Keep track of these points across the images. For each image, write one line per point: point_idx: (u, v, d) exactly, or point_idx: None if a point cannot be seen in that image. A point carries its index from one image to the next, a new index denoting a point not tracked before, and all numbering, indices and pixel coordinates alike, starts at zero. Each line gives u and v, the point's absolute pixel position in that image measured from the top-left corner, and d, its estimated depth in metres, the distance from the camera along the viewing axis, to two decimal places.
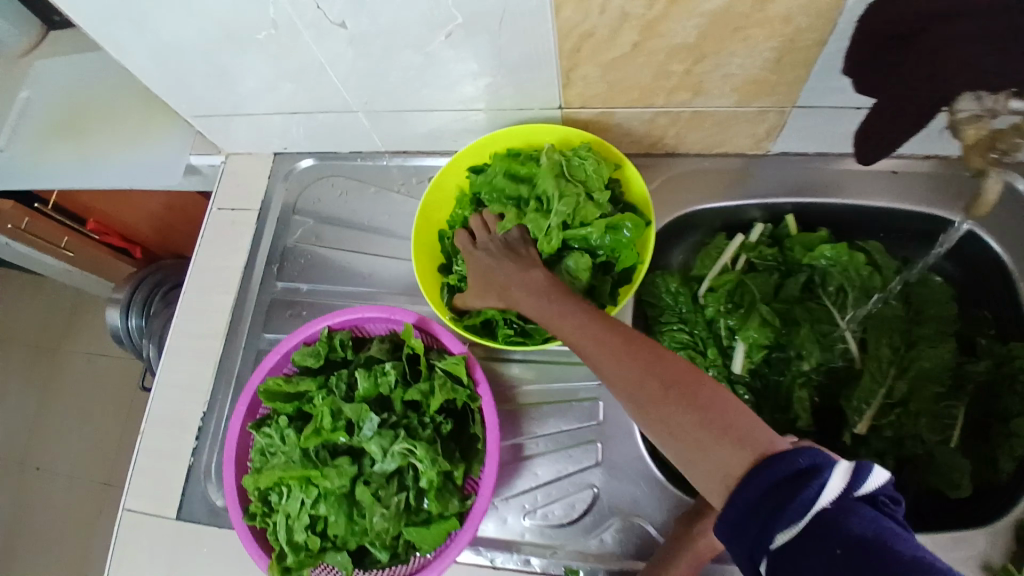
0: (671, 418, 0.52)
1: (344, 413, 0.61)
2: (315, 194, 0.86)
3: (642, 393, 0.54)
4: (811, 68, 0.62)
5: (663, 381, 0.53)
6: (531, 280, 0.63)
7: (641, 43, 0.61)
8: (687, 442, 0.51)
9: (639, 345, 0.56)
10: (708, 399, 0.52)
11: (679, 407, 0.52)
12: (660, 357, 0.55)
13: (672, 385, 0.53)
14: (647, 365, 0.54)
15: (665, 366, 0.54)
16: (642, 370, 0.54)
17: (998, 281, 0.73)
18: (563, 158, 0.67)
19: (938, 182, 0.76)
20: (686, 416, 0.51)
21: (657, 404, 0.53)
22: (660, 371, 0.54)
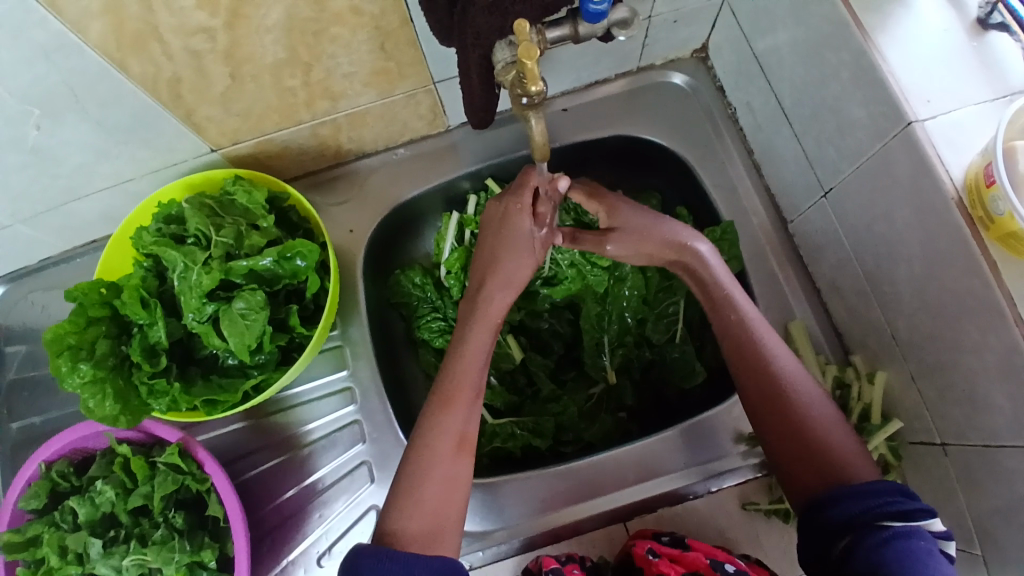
0: (768, 391, 0.58)
1: (69, 546, 0.60)
2: (21, 317, 0.80)
3: (744, 359, 0.60)
4: (417, 44, 0.63)
5: (755, 385, 0.59)
6: (481, 325, 0.62)
7: (236, 72, 0.59)
8: (776, 448, 0.57)
9: (739, 335, 0.61)
10: (803, 404, 0.57)
11: (778, 424, 0.57)
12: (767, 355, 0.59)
13: (750, 378, 0.60)
14: (738, 342, 0.61)
15: (772, 375, 0.59)
16: (743, 350, 0.60)
17: (682, 175, 0.80)
18: (210, 199, 0.61)
19: (612, 102, 0.80)
20: (784, 422, 0.57)
21: (765, 420, 0.58)
22: (761, 386, 0.59)
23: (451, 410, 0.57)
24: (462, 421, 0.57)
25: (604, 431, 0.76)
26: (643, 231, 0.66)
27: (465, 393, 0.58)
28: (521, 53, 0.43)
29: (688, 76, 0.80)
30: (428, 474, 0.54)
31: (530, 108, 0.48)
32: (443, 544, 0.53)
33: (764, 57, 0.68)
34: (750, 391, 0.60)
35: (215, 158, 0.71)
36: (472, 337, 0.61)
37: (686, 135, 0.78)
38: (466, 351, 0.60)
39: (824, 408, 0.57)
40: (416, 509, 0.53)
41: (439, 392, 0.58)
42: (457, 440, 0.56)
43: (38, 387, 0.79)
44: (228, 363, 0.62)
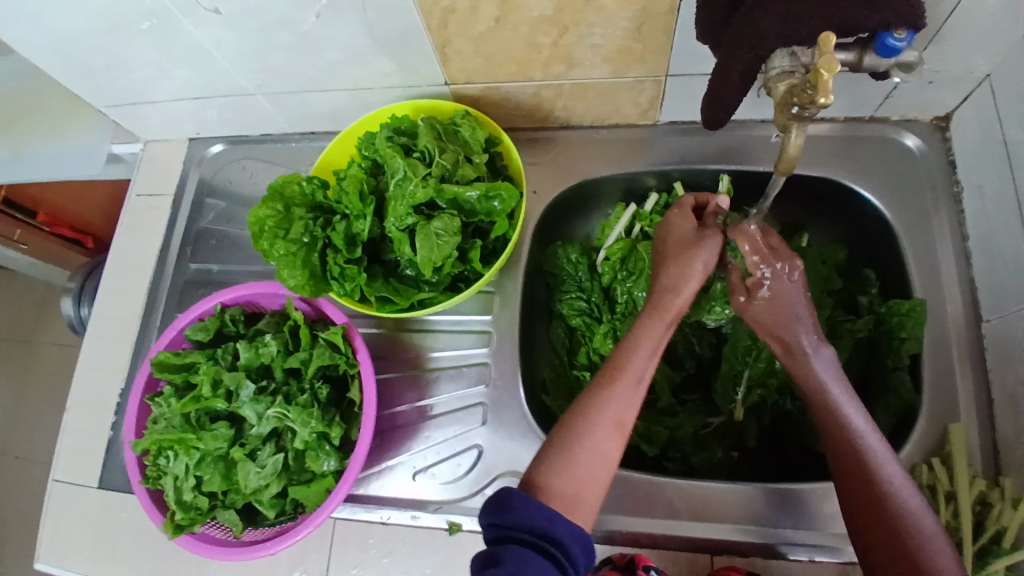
0: (874, 520, 0.53)
1: (222, 382, 0.68)
2: (227, 176, 0.90)
3: (850, 480, 0.56)
4: (671, 35, 0.64)
5: (862, 509, 0.54)
6: (660, 319, 0.63)
7: (502, 16, 0.63)
8: (871, 556, 0.53)
9: (846, 453, 0.56)
10: (903, 517, 0.52)
11: (875, 531, 0.53)
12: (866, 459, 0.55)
13: (856, 503, 0.55)
14: (846, 459, 0.56)
15: (871, 479, 0.54)
16: (849, 469, 0.56)
17: (880, 238, 0.76)
18: (439, 123, 0.66)
19: (833, 145, 0.77)
20: (882, 532, 0.53)
21: (871, 552, 0.53)
22: (868, 513, 0.54)
23: (615, 391, 0.59)
24: (623, 405, 0.58)
25: (712, 462, 0.75)
26: (782, 307, 0.61)
27: (630, 376, 0.60)
28: (819, 62, 0.42)
29: (922, 139, 0.76)
30: (580, 444, 0.56)
31: (797, 119, 0.48)
32: (580, 513, 0.54)
33: (1010, 148, 0.64)
34: (858, 518, 0.55)
35: (444, 91, 0.76)
36: (647, 328, 0.62)
37: (901, 201, 0.75)
38: (637, 339, 0.62)
39: (929, 527, 0.52)
40: (565, 471, 0.55)
41: (609, 370, 0.60)
42: (616, 424, 0.58)
43: (222, 242, 0.88)
44: (405, 272, 0.67)
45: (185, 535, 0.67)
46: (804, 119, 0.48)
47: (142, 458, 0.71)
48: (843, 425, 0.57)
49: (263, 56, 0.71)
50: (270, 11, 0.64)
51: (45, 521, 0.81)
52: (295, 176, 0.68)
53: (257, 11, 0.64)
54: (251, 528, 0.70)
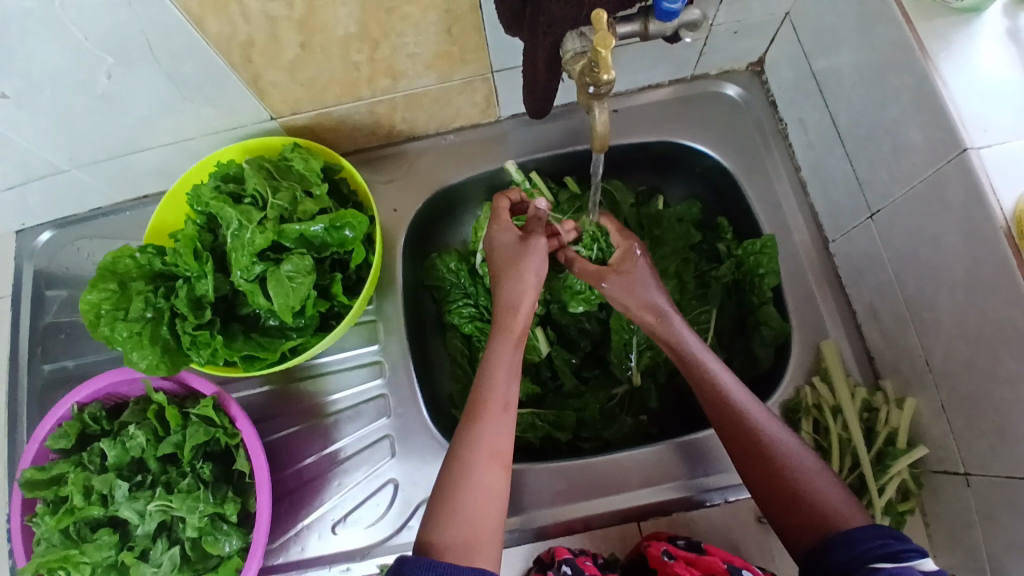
0: (746, 448, 0.59)
1: (94, 487, 0.61)
2: (66, 261, 0.83)
3: (719, 416, 0.61)
4: (483, 31, 0.64)
5: (735, 443, 0.59)
6: (507, 343, 0.63)
7: (308, 41, 0.61)
8: (762, 494, 0.57)
9: (709, 396, 0.62)
10: (780, 453, 0.57)
11: (758, 471, 0.58)
12: (737, 412, 0.60)
13: (730, 439, 0.60)
14: (711, 399, 0.62)
15: (744, 430, 0.59)
16: (715, 409, 0.61)
17: (726, 184, 0.81)
18: (269, 162, 0.63)
19: (663, 109, 0.81)
20: (766, 475, 0.57)
21: (751, 481, 0.58)
22: (740, 445, 0.59)
23: (484, 424, 0.58)
24: (495, 433, 0.58)
25: (623, 432, 0.77)
26: (636, 284, 0.68)
27: (495, 404, 0.59)
28: (596, 41, 0.43)
29: (742, 88, 0.81)
30: (462, 487, 0.55)
31: (595, 98, 0.49)
32: (479, 555, 0.52)
33: (823, 77, 0.69)
34: (733, 453, 0.60)
35: (272, 126, 0.73)
36: (497, 354, 0.62)
37: (735, 146, 0.79)
38: (490, 368, 0.61)
39: (802, 457, 0.57)
40: (450, 520, 0.53)
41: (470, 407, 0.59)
42: (491, 453, 0.57)
43: (76, 332, 0.81)
44: (268, 324, 0.64)
45: None
46: (600, 97, 0.49)
47: None
48: (715, 384, 0.62)
49: (64, 128, 0.65)
50: (55, 81, 0.58)
51: None
52: (127, 250, 0.62)
53: (39, 83, 0.58)
54: None
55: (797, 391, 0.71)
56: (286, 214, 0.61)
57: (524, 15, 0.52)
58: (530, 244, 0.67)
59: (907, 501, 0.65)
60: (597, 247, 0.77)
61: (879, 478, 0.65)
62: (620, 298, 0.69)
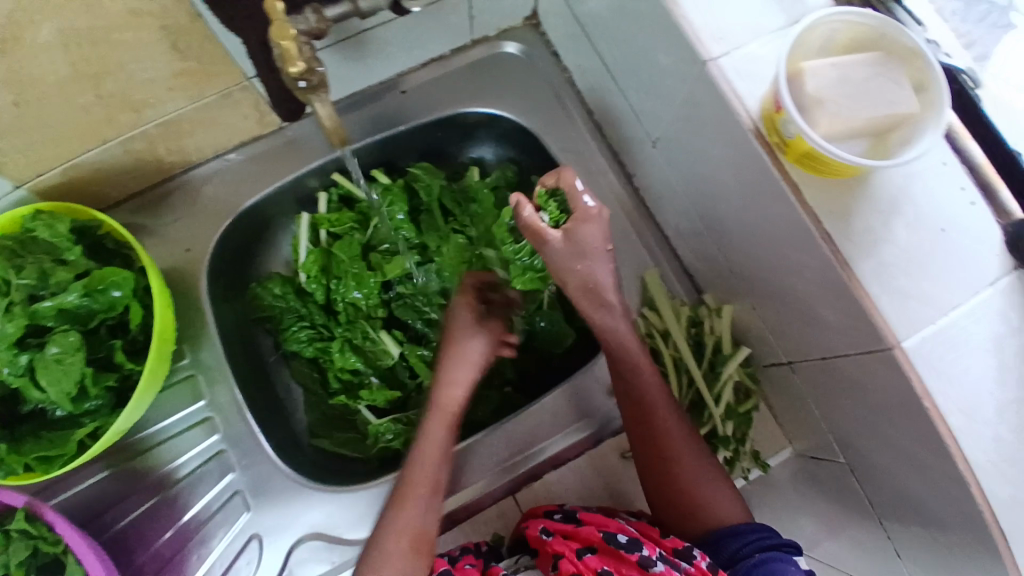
0: (648, 447, 0.63)
1: None
2: None
3: (632, 414, 0.64)
4: (220, 42, 0.58)
5: (643, 439, 0.63)
6: (444, 425, 0.65)
7: (19, 99, 0.54)
8: (646, 470, 0.64)
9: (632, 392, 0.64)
10: (677, 447, 0.63)
11: (651, 456, 0.63)
12: (654, 413, 0.63)
13: (638, 433, 0.64)
14: (632, 396, 0.64)
15: (654, 428, 0.63)
16: (635, 403, 0.64)
17: (527, 142, 0.80)
18: (8, 239, 0.56)
19: (447, 80, 0.79)
20: (660, 473, 0.63)
21: (646, 470, 0.64)
22: (646, 442, 0.63)
23: (406, 511, 0.61)
24: (418, 518, 0.61)
25: (490, 410, 0.77)
26: (569, 259, 0.58)
27: (416, 489, 0.62)
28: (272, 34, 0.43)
29: (522, 44, 0.81)
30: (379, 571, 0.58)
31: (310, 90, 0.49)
32: None
33: (584, 18, 0.69)
34: (638, 443, 0.64)
35: (20, 195, 0.65)
36: (427, 435, 0.65)
37: (523, 104, 0.79)
38: (421, 450, 0.64)
39: (694, 449, 0.63)
40: None
41: (398, 492, 0.62)
42: (412, 541, 0.60)
43: None
44: (56, 415, 0.57)
45: None
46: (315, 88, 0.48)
47: None
48: (639, 373, 0.63)
49: None
50: None
51: None
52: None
53: None
54: None
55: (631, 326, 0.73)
56: (38, 291, 0.55)
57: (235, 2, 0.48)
58: (478, 327, 0.68)
59: (748, 398, 0.71)
60: (554, 201, 0.59)
61: (714, 386, 0.69)
62: (563, 263, 0.59)
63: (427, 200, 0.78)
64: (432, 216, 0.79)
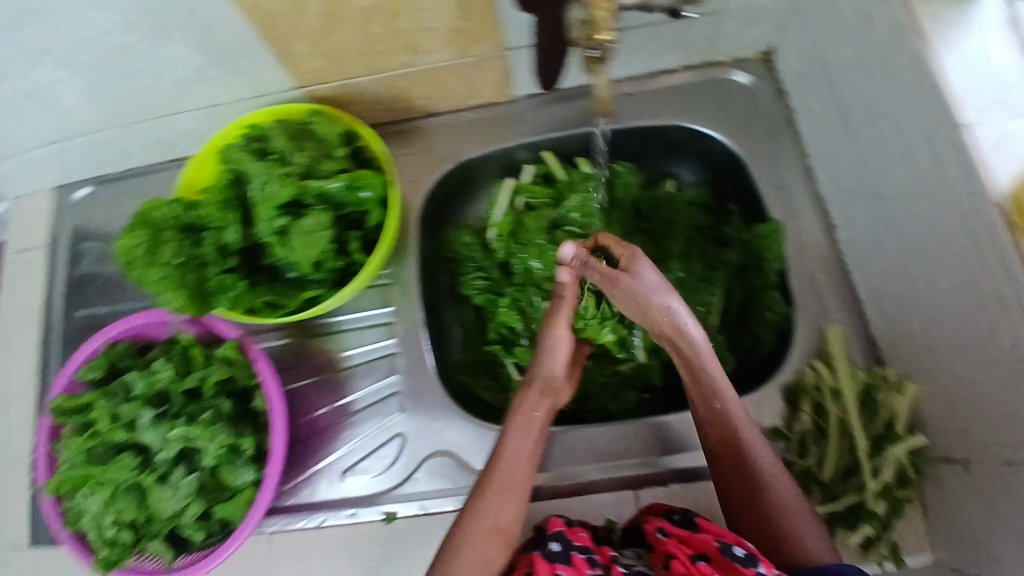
0: (743, 486, 0.61)
1: (122, 412, 0.66)
2: (101, 216, 0.88)
3: (722, 449, 0.62)
4: (498, 10, 0.66)
5: (737, 473, 0.61)
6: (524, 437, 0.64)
7: (331, 15, 0.64)
8: (740, 521, 0.60)
9: (721, 426, 0.63)
10: (782, 504, 0.59)
11: (746, 511, 0.60)
12: (745, 445, 0.61)
13: (729, 465, 0.62)
14: (721, 433, 0.62)
15: (749, 459, 0.61)
16: (721, 435, 0.62)
17: (734, 170, 0.82)
18: (294, 124, 0.68)
19: (679, 92, 0.83)
20: (753, 512, 0.60)
21: (734, 505, 0.61)
22: (737, 477, 0.61)
23: (488, 497, 0.60)
24: (501, 513, 0.59)
25: (626, 406, 0.80)
26: (637, 293, 0.65)
27: (501, 482, 0.61)
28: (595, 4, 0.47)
29: (752, 75, 0.82)
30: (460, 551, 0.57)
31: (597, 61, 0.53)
32: None
33: (830, 65, 0.70)
34: (726, 474, 0.62)
35: (297, 96, 0.76)
36: (511, 436, 0.64)
37: (743, 130, 0.81)
38: (504, 449, 0.63)
39: (800, 508, 0.59)
40: None
41: (481, 481, 0.62)
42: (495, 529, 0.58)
43: (110, 283, 0.86)
44: (288, 274, 0.69)
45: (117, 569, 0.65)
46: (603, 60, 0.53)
47: (59, 504, 0.67)
48: (732, 430, 0.62)
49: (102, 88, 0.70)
50: (92, 39, 0.62)
51: None
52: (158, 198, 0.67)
53: (81, 44, 0.63)
54: (184, 555, 0.68)
55: (798, 373, 0.74)
56: (310, 171, 0.66)
57: None
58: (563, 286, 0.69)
59: (904, 488, 0.67)
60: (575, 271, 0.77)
61: (874, 460, 0.67)
62: (643, 296, 0.65)
63: (622, 199, 0.82)
64: (622, 213, 0.83)
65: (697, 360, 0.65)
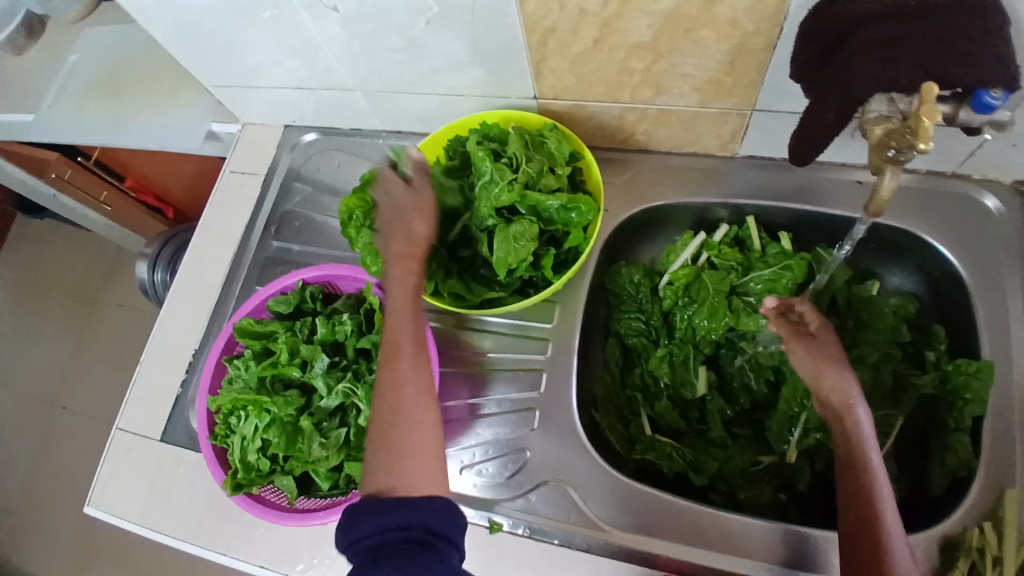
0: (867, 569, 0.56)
1: (300, 352, 0.71)
2: (315, 164, 0.95)
3: (853, 521, 0.59)
4: (765, 72, 0.65)
5: (861, 558, 0.57)
6: (410, 312, 0.61)
7: (601, 39, 0.65)
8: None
9: (858, 500, 0.59)
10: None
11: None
12: (879, 527, 0.57)
13: (856, 550, 0.58)
14: (852, 504, 0.60)
15: (877, 543, 0.57)
16: (858, 510, 0.59)
17: (954, 295, 0.76)
18: (528, 134, 0.70)
19: (915, 197, 0.77)
20: None
21: None
22: (862, 557, 0.57)
23: (394, 364, 0.59)
24: (397, 379, 0.58)
25: (759, 500, 0.75)
26: (817, 357, 0.68)
27: (389, 345, 0.60)
28: (923, 108, 0.44)
29: (1000, 204, 0.75)
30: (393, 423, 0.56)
31: (890, 162, 0.50)
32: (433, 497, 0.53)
33: None
34: (850, 550, 0.59)
35: (532, 104, 0.79)
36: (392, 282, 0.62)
37: (978, 256, 0.74)
38: (391, 307, 0.62)
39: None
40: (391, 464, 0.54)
41: (383, 356, 0.60)
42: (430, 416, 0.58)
43: (307, 225, 0.92)
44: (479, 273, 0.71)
45: (242, 496, 0.68)
46: (897, 163, 0.49)
47: (212, 417, 0.73)
48: (872, 510, 0.58)
49: (368, 56, 0.75)
50: (384, 12, 0.68)
51: (104, 467, 0.85)
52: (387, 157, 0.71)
53: (372, 14, 0.68)
54: (304, 497, 0.72)
55: (963, 529, 0.65)
56: (533, 183, 0.68)
57: (842, 45, 0.52)
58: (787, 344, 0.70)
59: None
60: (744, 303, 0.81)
61: None
62: (809, 358, 0.68)
63: (821, 287, 0.79)
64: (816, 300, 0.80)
65: (859, 440, 0.62)
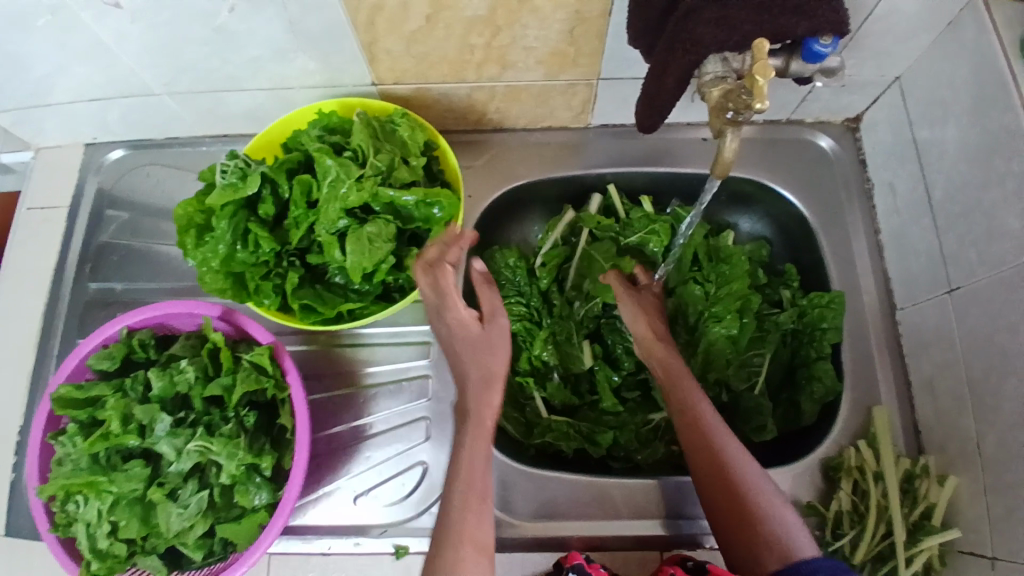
0: (711, 471, 0.59)
1: (134, 416, 0.61)
2: (130, 184, 0.83)
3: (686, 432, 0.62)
4: (605, 38, 0.63)
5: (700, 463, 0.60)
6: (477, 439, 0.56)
7: (433, 15, 0.60)
8: (727, 528, 0.57)
9: (685, 412, 0.64)
10: (757, 501, 0.56)
11: (726, 501, 0.57)
12: (708, 427, 0.61)
13: (696, 461, 0.60)
14: (684, 419, 0.63)
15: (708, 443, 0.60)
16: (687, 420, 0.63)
17: (798, 232, 0.81)
18: (376, 121, 0.64)
19: (756, 145, 0.81)
20: (725, 493, 0.57)
21: (706, 492, 0.59)
22: (705, 459, 0.60)
23: (466, 493, 0.53)
24: (482, 492, 0.53)
25: (654, 458, 0.77)
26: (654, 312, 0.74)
27: (477, 486, 0.53)
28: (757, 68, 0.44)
29: (835, 142, 0.81)
30: (470, 521, 0.51)
31: (731, 123, 0.50)
32: None
33: (923, 146, 0.69)
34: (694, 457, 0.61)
35: (371, 91, 0.72)
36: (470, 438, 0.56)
37: (815, 196, 0.79)
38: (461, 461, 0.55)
39: (781, 510, 0.55)
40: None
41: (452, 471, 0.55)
42: (467, 497, 0.52)
43: (130, 256, 0.81)
44: (333, 280, 0.64)
45: None
46: (737, 124, 0.50)
47: (50, 505, 0.62)
48: (692, 408, 0.63)
49: (172, 55, 0.65)
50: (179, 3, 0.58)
51: None
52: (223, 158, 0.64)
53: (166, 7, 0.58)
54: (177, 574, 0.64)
55: (841, 451, 0.71)
56: (385, 179, 0.62)
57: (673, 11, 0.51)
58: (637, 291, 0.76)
59: None
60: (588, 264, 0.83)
61: (908, 548, 0.64)
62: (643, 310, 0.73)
63: (684, 247, 0.80)
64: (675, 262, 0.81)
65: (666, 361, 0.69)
